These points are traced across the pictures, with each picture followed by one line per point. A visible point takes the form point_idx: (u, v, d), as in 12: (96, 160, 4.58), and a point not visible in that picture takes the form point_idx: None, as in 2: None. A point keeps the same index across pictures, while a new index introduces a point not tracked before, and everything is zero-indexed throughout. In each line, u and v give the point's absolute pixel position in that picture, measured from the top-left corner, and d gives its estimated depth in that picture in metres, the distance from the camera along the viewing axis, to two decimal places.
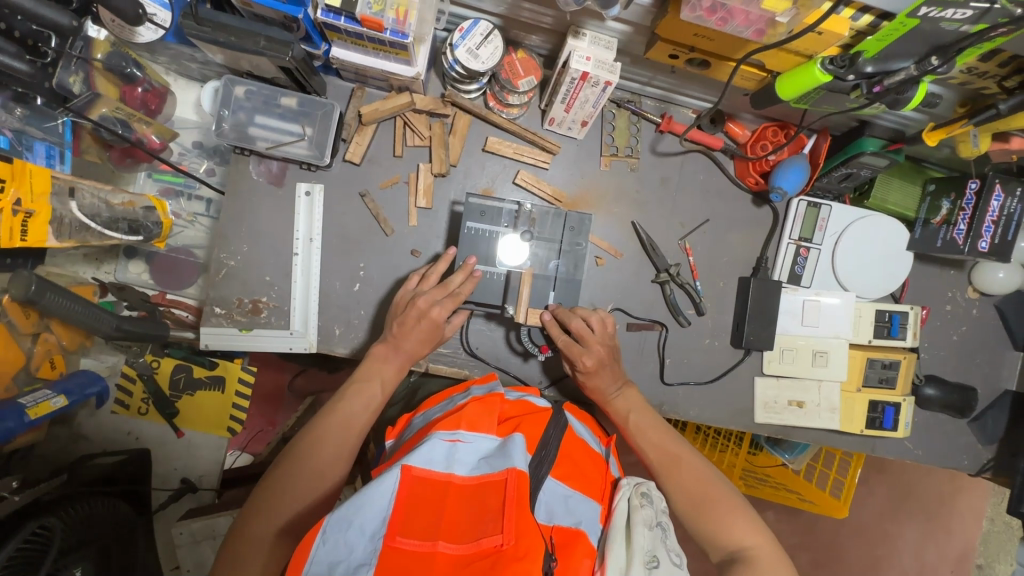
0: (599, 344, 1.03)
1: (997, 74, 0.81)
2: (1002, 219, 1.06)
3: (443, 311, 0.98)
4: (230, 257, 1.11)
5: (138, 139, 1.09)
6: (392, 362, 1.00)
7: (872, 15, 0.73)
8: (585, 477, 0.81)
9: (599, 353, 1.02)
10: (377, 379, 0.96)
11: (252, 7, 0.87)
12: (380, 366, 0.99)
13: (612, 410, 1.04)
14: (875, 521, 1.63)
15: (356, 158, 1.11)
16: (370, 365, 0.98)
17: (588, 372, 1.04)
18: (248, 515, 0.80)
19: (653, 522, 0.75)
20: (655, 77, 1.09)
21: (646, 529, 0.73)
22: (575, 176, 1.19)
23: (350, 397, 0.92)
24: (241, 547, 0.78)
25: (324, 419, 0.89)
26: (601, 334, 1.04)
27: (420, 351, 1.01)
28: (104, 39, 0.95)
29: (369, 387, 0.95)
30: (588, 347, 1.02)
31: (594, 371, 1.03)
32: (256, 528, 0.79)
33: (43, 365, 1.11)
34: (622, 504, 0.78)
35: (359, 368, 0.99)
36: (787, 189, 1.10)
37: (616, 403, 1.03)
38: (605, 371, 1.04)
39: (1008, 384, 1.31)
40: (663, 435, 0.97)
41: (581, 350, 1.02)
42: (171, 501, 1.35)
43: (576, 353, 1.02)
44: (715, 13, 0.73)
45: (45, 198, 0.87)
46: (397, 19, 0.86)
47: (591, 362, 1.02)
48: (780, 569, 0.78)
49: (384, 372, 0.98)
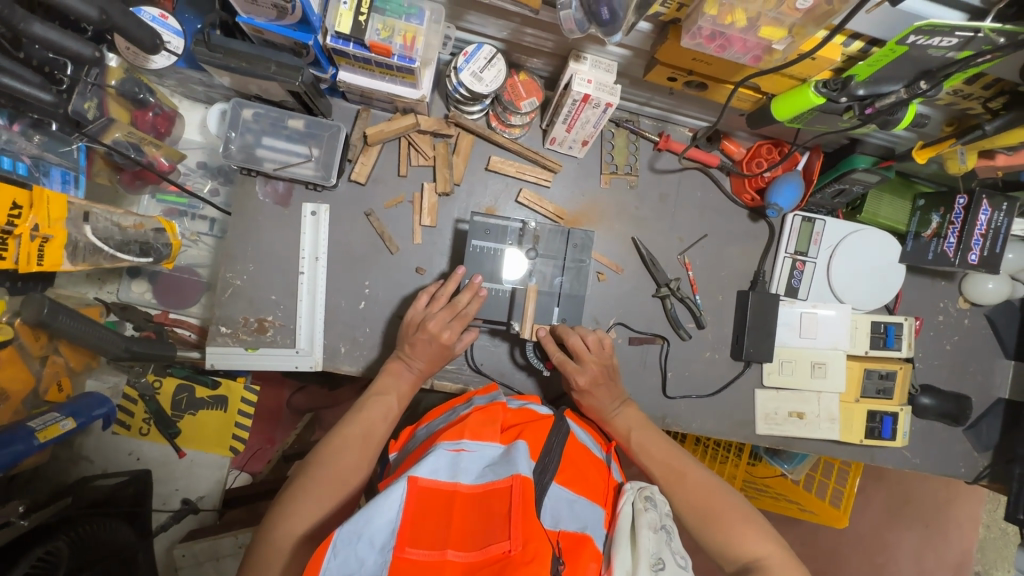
0: (594, 363, 1.05)
1: (982, 96, 0.84)
2: (990, 232, 1.11)
3: (453, 335, 1.02)
4: (235, 276, 1.12)
5: (149, 162, 1.11)
6: (404, 374, 1.02)
7: (862, 41, 0.77)
8: (588, 481, 0.82)
9: (593, 373, 1.04)
10: (393, 391, 0.99)
11: (263, 33, 0.89)
12: (389, 384, 1.00)
13: (610, 428, 1.04)
14: (874, 530, 1.65)
15: (362, 177, 1.13)
16: (384, 378, 1.01)
17: (582, 391, 1.06)
18: (269, 524, 0.79)
19: (657, 525, 0.77)
20: (653, 98, 1.12)
21: (650, 532, 0.74)
22: (575, 194, 1.21)
23: (368, 407, 0.94)
24: (263, 553, 0.76)
25: (344, 426, 0.91)
26: (597, 353, 1.06)
27: (428, 368, 1.04)
28: (117, 66, 0.97)
29: (387, 399, 0.97)
30: (582, 365, 1.04)
31: (588, 391, 1.05)
32: (282, 532, 0.77)
33: (50, 388, 1.12)
34: (626, 508, 0.79)
35: (374, 382, 1.01)
36: (783, 206, 1.13)
37: (615, 422, 1.04)
38: (600, 391, 1.06)
39: (1000, 392, 1.34)
40: (664, 450, 0.98)
41: (575, 368, 1.04)
42: (172, 522, 1.33)
43: (569, 371, 1.04)
44: (714, 40, 0.76)
45: (61, 223, 0.87)
46: (405, 45, 0.90)
47: (584, 381, 1.04)
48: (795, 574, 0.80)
49: (398, 385, 1.00)
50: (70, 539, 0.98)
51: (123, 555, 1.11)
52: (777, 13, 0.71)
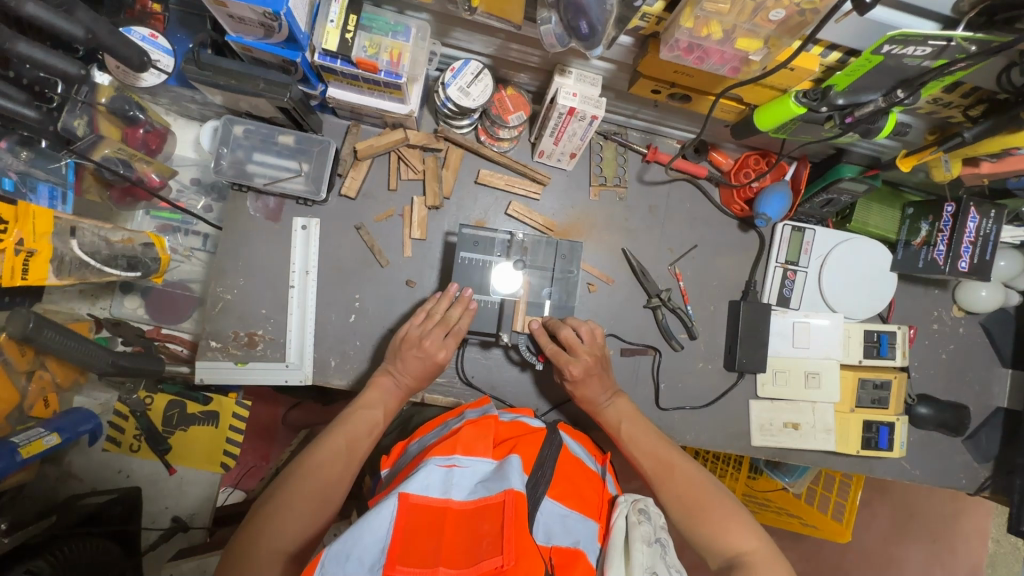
0: (587, 353, 1.03)
1: (961, 104, 0.85)
2: (979, 239, 1.10)
3: (449, 352, 1.04)
4: (226, 291, 1.13)
5: (139, 178, 1.13)
6: (392, 390, 1.02)
7: (840, 52, 0.78)
8: (583, 497, 0.80)
9: (586, 362, 1.03)
10: (378, 406, 0.99)
11: (251, 52, 0.90)
12: (375, 390, 1.01)
13: (602, 421, 1.05)
14: (883, 547, 1.60)
15: (352, 192, 1.14)
16: (373, 391, 1.01)
17: (575, 381, 1.04)
18: (249, 537, 0.75)
19: (652, 537, 0.74)
20: (638, 110, 1.13)
21: (645, 545, 0.72)
22: (565, 206, 1.22)
23: (355, 419, 0.94)
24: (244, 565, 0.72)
25: (328, 438, 0.90)
26: (590, 344, 1.05)
27: (415, 385, 1.04)
28: (108, 84, 1.00)
29: (373, 413, 0.97)
30: (576, 355, 1.03)
31: (581, 380, 1.04)
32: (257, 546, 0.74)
33: (36, 404, 1.11)
34: (621, 522, 0.78)
35: (360, 396, 1.00)
36: (772, 215, 1.13)
37: (606, 413, 1.04)
38: (592, 380, 1.04)
39: (999, 401, 1.33)
40: (655, 443, 0.98)
41: (568, 358, 1.03)
42: (161, 541, 1.31)
43: (563, 361, 1.02)
44: (691, 53, 0.77)
45: (47, 237, 0.88)
46: (391, 61, 0.92)
47: (578, 370, 1.03)
48: (779, 571, 0.77)
49: (385, 399, 1.01)
50: (52, 560, 1.00)
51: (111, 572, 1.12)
52: (751, 25, 0.72)
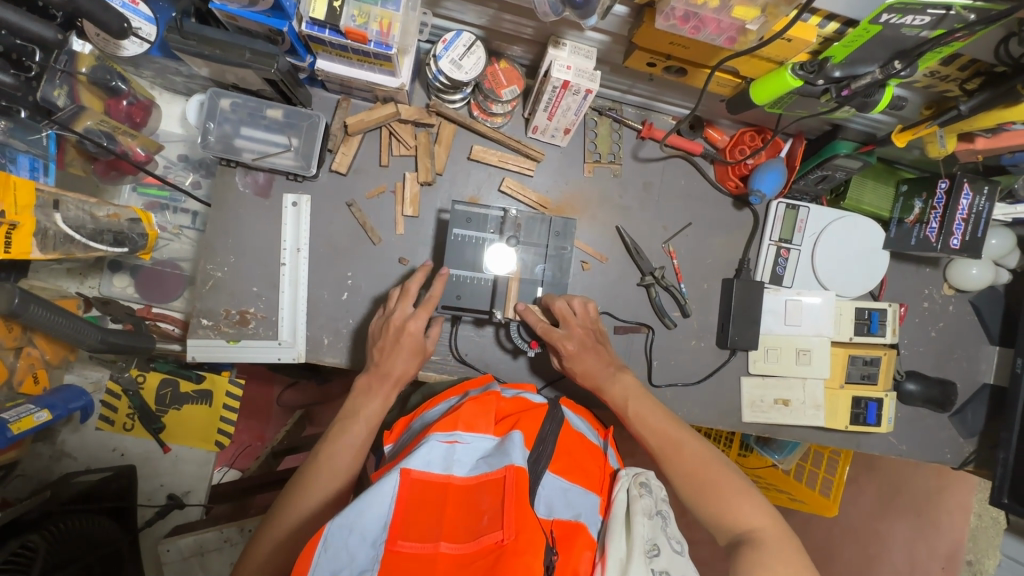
0: (580, 327, 1.05)
1: (958, 78, 0.84)
2: (971, 216, 1.10)
3: (416, 322, 1.00)
4: (217, 268, 1.11)
5: (123, 151, 1.10)
6: (378, 388, 0.97)
7: (838, 22, 0.77)
8: (584, 471, 0.79)
9: (579, 337, 1.04)
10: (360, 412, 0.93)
11: (237, 20, 0.88)
12: (365, 394, 0.96)
13: (608, 397, 1.01)
14: (862, 522, 1.63)
15: (343, 168, 1.12)
16: (358, 400, 0.95)
17: (571, 356, 1.04)
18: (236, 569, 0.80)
19: (653, 510, 0.75)
20: (634, 85, 1.12)
21: (645, 518, 0.73)
22: (559, 182, 1.21)
23: (336, 434, 0.90)
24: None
25: (308, 461, 0.88)
26: (582, 318, 1.06)
27: (401, 368, 0.99)
28: (89, 53, 0.97)
29: (354, 424, 0.91)
30: (567, 330, 1.04)
31: (577, 355, 1.04)
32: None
33: (25, 380, 1.12)
34: (621, 495, 0.78)
35: (348, 402, 0.96)
36: (766, 191, 1.12)
37: (613, 391, 1.01)
38: (588, 354, 1.04)
39: (985, 377, 1.35)
40: (661, 418, 0.96)
41: (561, 334, 1.03)
42: (156, 518, 1.32)
43: (554, 337, 1.03)
44: (688, 22, 0.77)
45: (30, 210, 0.86)
46: (381, 31, 0.88)
47: (572, 345, 1.03)
48: (789, 547, 0.78)
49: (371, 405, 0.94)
50: (47, 534, 1.01)
51: (105, 548, 1.13)
52: None
